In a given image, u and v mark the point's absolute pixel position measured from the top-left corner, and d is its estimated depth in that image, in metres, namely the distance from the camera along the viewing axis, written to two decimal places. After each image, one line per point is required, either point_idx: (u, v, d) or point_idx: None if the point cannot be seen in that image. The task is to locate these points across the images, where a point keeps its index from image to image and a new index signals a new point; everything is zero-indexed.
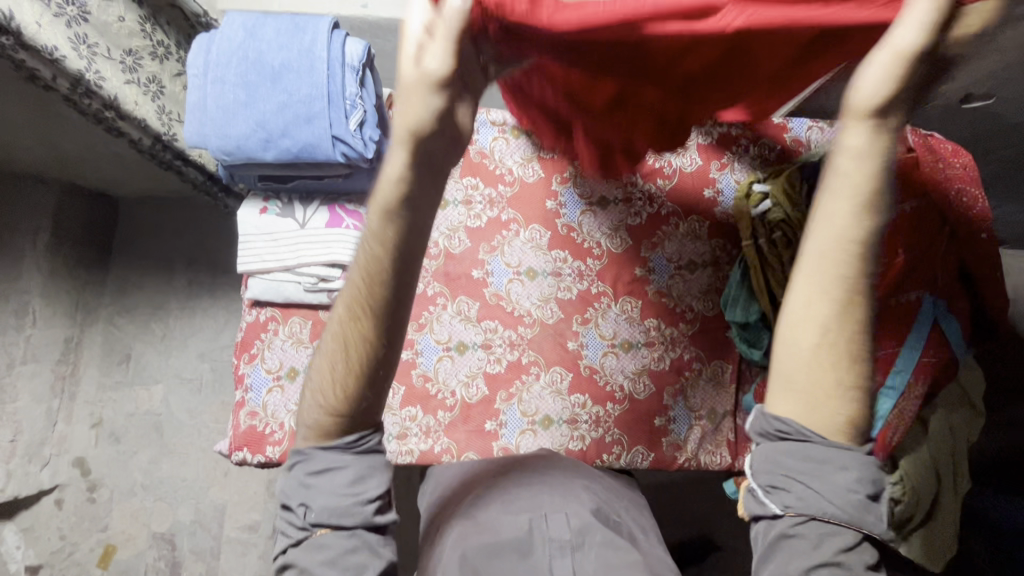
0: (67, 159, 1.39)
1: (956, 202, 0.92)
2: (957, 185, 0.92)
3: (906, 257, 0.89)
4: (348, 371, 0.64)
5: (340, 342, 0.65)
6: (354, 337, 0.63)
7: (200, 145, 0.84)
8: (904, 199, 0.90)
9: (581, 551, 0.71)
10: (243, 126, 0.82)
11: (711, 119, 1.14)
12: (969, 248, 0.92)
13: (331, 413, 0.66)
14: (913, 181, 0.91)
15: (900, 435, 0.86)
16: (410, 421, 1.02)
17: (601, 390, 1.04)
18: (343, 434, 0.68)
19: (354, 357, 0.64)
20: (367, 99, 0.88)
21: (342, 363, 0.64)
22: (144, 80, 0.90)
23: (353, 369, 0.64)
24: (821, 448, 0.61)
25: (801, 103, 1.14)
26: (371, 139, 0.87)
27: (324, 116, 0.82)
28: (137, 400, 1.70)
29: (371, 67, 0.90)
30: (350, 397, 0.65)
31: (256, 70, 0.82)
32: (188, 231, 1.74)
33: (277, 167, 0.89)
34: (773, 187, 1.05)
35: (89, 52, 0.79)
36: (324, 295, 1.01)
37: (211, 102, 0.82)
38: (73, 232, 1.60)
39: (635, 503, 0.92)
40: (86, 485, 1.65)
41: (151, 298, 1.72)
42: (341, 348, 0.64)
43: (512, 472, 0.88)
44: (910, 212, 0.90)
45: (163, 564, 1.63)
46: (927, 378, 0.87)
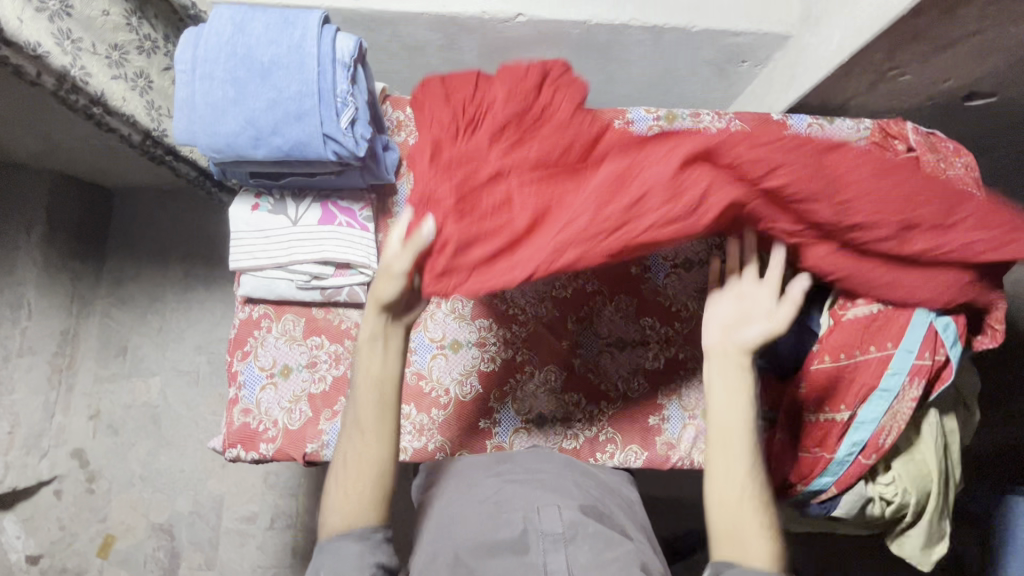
0: (59, 151, 1.37)
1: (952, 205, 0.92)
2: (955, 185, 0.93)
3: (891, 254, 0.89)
4: (366, 489, 0.73)
5: (345, 457, 0.75)
6: (369, 460, 0.74)
7: (188, 142, 0.83)
8: None
9: (574, 544, 0.70)
10: (233, 124, 0.81)
11: (710, 115, 1.12)
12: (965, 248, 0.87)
13: (348, 509, 0.73)
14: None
15: (893, 436, 0.89)
16: (404, 419, 1.02)
17: (595, 389, 1.04)
18: (351, 525, 0.73)
19: (367, 483, 0.74)
20: (359, 96, 0.86)
21: (368, 491, 0.74)
22: (131, 74, 0.89)
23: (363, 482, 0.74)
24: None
25: (801, 100, 1.13)
26: (363, 136, 0.85)
27: (315, 114, 0.81)
28: (134, 392, 1.70)
29: (363, 62, 0.89)
30: (364, 497, 0.73)
31: (246, 65, 0.81)
32: (183, 224, 1.73)
33: (269, 165, 0.88)
34: None
35: (73, 48, 0.78)
36: (318, 292, 1.01)
37: (200, 99, 0.81)
38: (68, 224, 1.59)
39: (628, 501, 0.92)
40: (84, 476, 1.66)
41: (147, 290, 1.72)
42: (357, 475, 0.73)
43: (506, 471, 0.88)
44: None
45: (161, 555, 1.65)
46: (923, 380, 0.87)
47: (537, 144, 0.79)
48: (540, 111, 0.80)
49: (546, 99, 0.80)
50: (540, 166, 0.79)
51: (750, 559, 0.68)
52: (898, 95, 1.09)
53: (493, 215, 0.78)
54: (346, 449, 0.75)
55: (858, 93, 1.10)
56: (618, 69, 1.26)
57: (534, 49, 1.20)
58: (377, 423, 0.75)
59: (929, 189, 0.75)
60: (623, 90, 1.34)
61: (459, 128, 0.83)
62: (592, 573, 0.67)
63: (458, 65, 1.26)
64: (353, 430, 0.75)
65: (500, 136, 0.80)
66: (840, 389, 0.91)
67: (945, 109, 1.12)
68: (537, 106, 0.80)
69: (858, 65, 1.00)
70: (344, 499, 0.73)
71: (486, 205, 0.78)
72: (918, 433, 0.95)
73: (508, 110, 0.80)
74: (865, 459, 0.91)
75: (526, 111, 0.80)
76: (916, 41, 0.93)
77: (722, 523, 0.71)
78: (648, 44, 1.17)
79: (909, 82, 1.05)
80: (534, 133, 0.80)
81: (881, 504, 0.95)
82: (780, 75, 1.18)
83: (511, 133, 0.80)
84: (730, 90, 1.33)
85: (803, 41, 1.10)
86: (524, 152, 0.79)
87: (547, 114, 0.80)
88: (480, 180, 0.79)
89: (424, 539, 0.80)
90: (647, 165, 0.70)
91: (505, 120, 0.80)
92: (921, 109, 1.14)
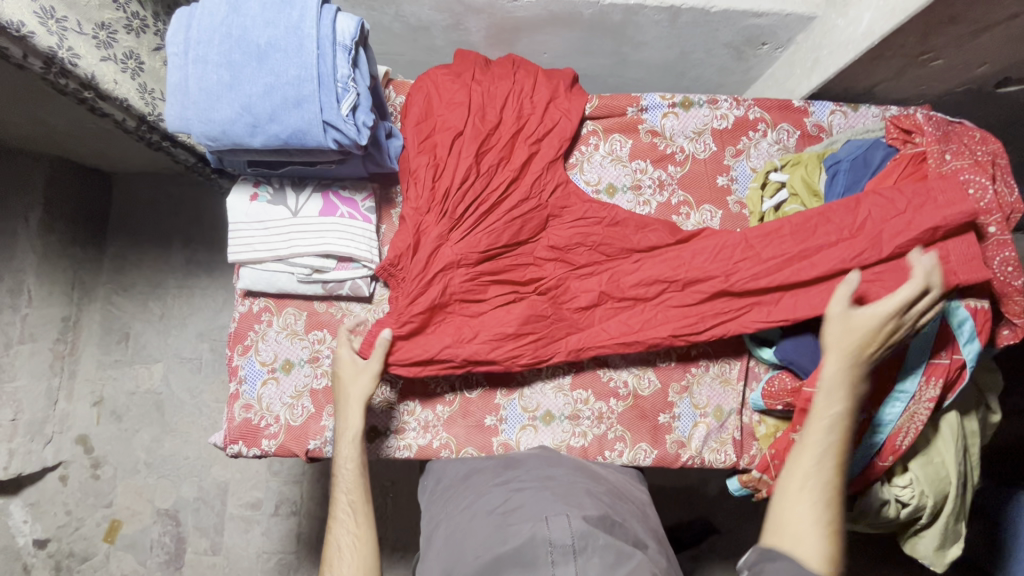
0: (54, 135, 1.33)
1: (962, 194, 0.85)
2: (966, 174, 0.86)
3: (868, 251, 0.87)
4: (366, 547, 0.84)
5: (337, 547, 0.84)
6: (365, 523, 0.85)
7: (183, 130, 0.79)
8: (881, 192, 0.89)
9: (584, 556, 0.68)
10: (228, 110, 0.77)
11: (728, 101, 1.07)
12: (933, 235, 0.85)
13: None
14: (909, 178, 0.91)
15: (911, 438, 0.86)
16: (409, 415, 1.00)
17: (604, 386, 1.01)
18: None
19: (365, 550, 0.83)
20: (360, 82, 0.82)
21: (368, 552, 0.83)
22: (121, 55, 0.84)
23: (360, 546, 0.84)
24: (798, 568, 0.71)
25: (824, 85, 1.07)
26: (364, 124, 0.81)
27: (314, 100, 0.76)
28: (137, 379, 1.68)
29: (364, 44, 0.84)
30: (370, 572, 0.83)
31: (241, 48, 0.76)
32: (184, 210, 1.69)
33: (267, 154, 0.84)
34: (790, 178, 1.01)
35: (58, 27, 0.74)
36: (319, 285, 0.98)
37: (193, 83, 0.77)
38: (66, 209, 1.55)
39: (640, 504, 0.90)
40: (89, 462, 1.65)
41: (148, 277, 1.69)
42: (360, 531, 0.85)
43: (514, 479, 0.86)
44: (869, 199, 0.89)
45: (168, 540, 1.65)
46: (940, 380, 0.84)
47: (498, 221, 0.97)
48: (511, 179, 0.98)
49: (508, 176, 0.98)
50: (487, 253, 0.96)
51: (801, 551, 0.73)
52: (926, 80, 1.04)
53: (448, 292, 0.95)
54: (337, 532, 0.85)
55: (885, 78, 1.04)
56: (632, 51, 1.20)
57: (544, 29, 1.14)
58: (365, 505, 0.87)
59: (818, 214, 0.91)
60: (636, 73, 1.29)
61: (428, 201, 0.96)
62: None
63: (464, 46, 1.21)
64: (338, 517, 0.86)
65: (462, 212, 0.96)
66: None
67: (974, 95, 1.07)
68: (509, 170, 0.98)
69: (889, 48, 0.94)
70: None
71: (439, 284, 0.95)
72: (936, 433, 0.92)
73: (480, 178, 0.97)
74: (882, 461, 0.88)
75: (493, 179, 0.98)
76: (953, 23, 0.87)
77: (780, 518, 0.76)
78: (665, 25, 1.11)
79: (940, 67, 0.99)
80: (490, 213, 0.97)
81: (897, 506, 0.92)
82: (802, 58, 1.12)
83: (466, 216, 0.96)
84: (748, 73, 1.27)
85: (829, 22, 1.04)
86: (476, 232, 0.97)
87: (513, 188, 0.99)
88: (445, 262, 0.95)
89: (437, 552, 0.80)
90: (564, 224, 1.00)
91: (462, 200, 0.96)
92: (949, 95, 1.09)
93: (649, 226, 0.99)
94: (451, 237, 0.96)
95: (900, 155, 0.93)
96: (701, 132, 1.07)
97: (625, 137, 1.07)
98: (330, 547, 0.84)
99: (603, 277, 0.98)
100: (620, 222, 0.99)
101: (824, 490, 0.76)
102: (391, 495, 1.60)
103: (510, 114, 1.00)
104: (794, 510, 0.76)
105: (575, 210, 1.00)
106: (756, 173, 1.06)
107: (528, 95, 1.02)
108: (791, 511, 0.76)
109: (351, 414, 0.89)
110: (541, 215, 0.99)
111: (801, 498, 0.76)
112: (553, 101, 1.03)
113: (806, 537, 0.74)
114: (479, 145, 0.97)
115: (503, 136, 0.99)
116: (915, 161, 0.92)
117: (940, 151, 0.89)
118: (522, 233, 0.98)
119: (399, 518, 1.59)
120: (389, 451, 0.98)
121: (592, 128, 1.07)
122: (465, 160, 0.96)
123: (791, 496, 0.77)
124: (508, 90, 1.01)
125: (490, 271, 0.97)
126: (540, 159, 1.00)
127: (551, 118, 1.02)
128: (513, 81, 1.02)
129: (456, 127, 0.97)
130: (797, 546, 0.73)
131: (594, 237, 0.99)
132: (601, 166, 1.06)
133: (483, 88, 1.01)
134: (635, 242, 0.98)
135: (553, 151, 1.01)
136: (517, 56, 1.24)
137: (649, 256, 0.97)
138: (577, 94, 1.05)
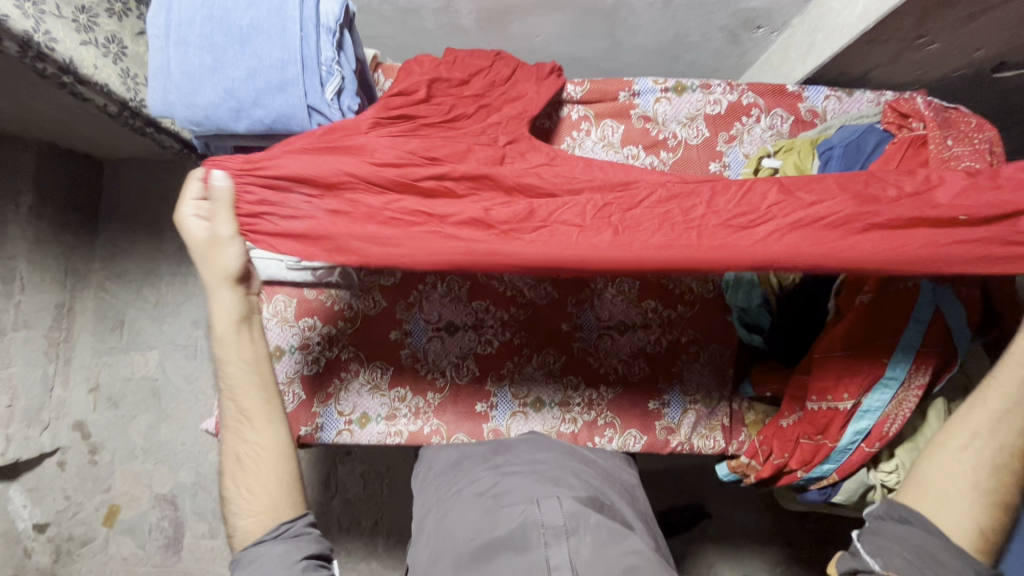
0: (41, 120, 1.32)
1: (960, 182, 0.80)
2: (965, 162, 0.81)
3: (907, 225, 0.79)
4: (277, 450, 0.74)
5: (235, 457, 0.73)
6: (271, 426, 0.75)
7: (166, 115, 0.78)
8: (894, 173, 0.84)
9: (576, 536, 0.69)
10: (212, 94, 0.76)
11: (722, 86, 1.06)
12: None
13: (259, 498, 0.72)
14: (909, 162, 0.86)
15: (899, 425, 0.86)
16: (399, 402, 1.00)
17: (594, 373, 1.02)
18: (267, 528, 0.71)
19: (274, 453, 0.74)
20: (345, 65, 0.81)
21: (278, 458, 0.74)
22: (103, 40, 0.83)
23: (268, 451, 0.73)
24: (927, 530, 0.65)
25: (819, 70, 1.06)
26: (349, 108, 0.80)
27: (298, 84, 0.75)
28: (132, 365, 1.68)
29: (350, 27, 0.83)
30: (284, 481, 0.73)
31: (223, 30, 0.75)
32: (175, 196, 1.68)
33: (251, 138, 0.83)
34: (783, 164, 1.00)
35: (36, 11, 0.73)
36: (308, 272, 0.97)
37: (175, 67, 0.76)
38: (56, 196, 1.54)
39: (628, 488, 0.91)
40: (87, 448, 1.66)
41: (142, 264, 1.68)
42: (264, 440, 0.74)
43: (504, 463, 0.87)
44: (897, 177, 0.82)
45: (166, 524, 1.67)
46: (930, 368, 0.84)
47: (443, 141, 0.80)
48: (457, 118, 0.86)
49: (459, 112, 0.86)
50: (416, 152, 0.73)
51: (942, 517, 0.65)
52: (923, 65, 1.02)
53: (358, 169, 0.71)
54: (232, 440, 0.74)
55: (881, 63, 1.03)
56: (626, 34, 1.19)
57: (535, 12, 1.13)
58: (264, 404, 0.75)
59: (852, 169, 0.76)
60: (629, 57, 1.27)
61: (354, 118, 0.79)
62: (595, 566, 0.66)
63: (455, 29, 1.19)
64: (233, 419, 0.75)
65: (396, 125, 0.79)
66: (845, 378, 0.87)
67: (971, 80, 1.05)
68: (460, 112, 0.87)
69: (884, 32, 0.92)
70: (255, 488, 0.72)
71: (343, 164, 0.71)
72: (924, 420, 0.91)
73: (425, 113, 0.85)
74: (869, 447, 0.88)
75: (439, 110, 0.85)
76: (949, 6, 0.85)
77: (929, 478, 0.68)
78: (658, 8, 1.09)
79: (937, 51, 0.98)
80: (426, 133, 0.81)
81: (883, 491, 0.93)
82: (798, 42, 1.11)
83: (397, 122, 0.80)
84: (743, 58, 1.26)
85: (825, 5, 1.02)
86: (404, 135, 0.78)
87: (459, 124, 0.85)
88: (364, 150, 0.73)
89: (428, 537, 0.80)
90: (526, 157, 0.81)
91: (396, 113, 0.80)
92: (945, 80, 1.07)
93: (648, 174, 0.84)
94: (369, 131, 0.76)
95: (898, 138, 0.90)
96: (693, 118, 1.06)
97: (617, 123, 1.06)
98: (228, 459, 0.73)
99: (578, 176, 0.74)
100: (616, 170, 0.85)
101: (995, 456, 0.65)
102: (387, 480, 1.62)
103: (478, 81, 0.91)
104: (951, 472, 0.66)
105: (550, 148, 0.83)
106: (749, 159, 1.05)
107: (503, 73, 0.94)
108: (945, 470, 0.67)
109: (223, 302, 0.74)
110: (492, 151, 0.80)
111: (963, 457, 0.66)
112: (522, 81, 0.95)
113: (959, 500, 0.65)
114: (434, 83, 0.87)
115: (465, 92, 0.89)
116: (913, 144, 0.87)
117: (941, 136, 0.85)
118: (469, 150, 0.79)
119: (395, 502, 1.61)
120: (380, 437, 0.99)
121: (584, 113, 1.06)
122: (412, 87, 0.84)
123: (953, 458, 0.67)
124: (480, 67, 0.93)
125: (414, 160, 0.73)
126: (494, 112, 0.89)
127: (518, 90, 0.93)
128: (490, 62, 0.95)
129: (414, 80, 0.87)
130: (939, 510, 0.65)
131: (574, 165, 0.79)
132: (593, 152, 1.05)
133: (457, 61, 0.93)
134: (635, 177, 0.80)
135: (514, 113, 0.89)
136: (509, 40, 1.23)
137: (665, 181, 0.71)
138: (552, 81, 0.99)
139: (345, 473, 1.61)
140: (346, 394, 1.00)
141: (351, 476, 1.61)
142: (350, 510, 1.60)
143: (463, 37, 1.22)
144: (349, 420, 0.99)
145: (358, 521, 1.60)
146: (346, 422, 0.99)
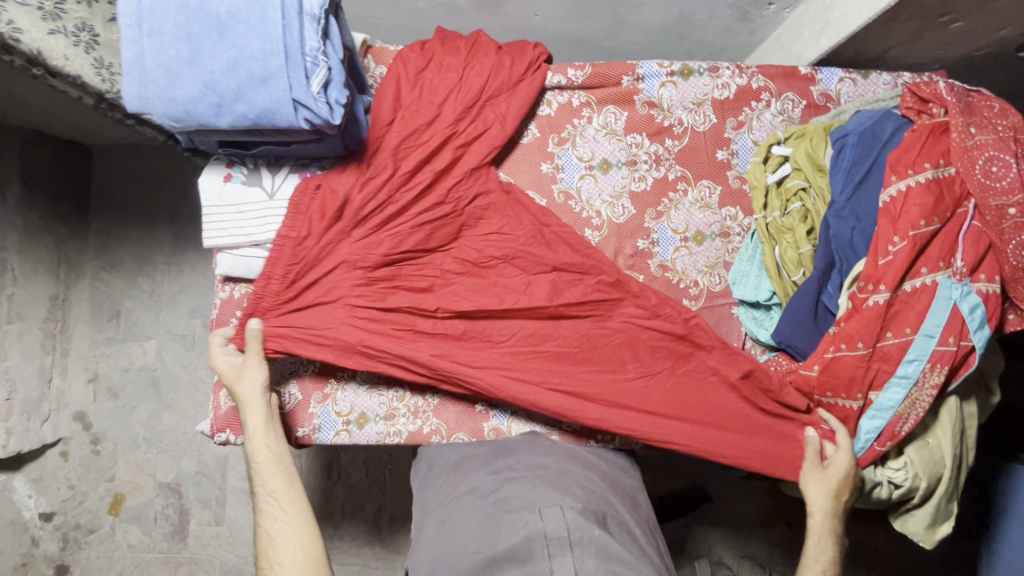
0: (23, 108, 1.27)
1: (981, 171, 0.80)
2: (988, 150, 0.80)
3: (923, 231, 0.81)
4: (303, 521, 0.80)
5: (268, 532, 0.79)
6: (297, 503, 0.81)
7: (143, 110, 0.74)
8: (915, 172, 0.83)
9: (580, 547, 0.68)
10: (191, 89, 0.71)
11: (731, 69, 1.00)
12: (994, 226, 0.80)
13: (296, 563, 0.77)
14: (932, 149, 0.84)
15: (911, 424, 0.84)
16: (398, 401, 0.98)
17: None
18: None
19: (300, 520, 0.80)
20: (331, 55, 0.76)
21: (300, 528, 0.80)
22: (71, 28, 0.77)
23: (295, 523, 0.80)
24: None
25: (833, 50, 1.01)
26: (337, 101, 0.76)
27: (282, 76, 0.70)
28: (130, 356, 1.66)
29: (335, 11, 0.78)
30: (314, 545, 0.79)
31: (199, 19, 0.70)
32: (165, 183, 1.63)
33: (238, 134, 0.78)
34: (794, 152, 0.96)
35: None
36: None
37: (150, 58, 0.71)
38: (44, 185, 1.50)
39: (631, 494, 0.89)
40: (89, 438, 1.65)
41: (135, 253, 1.65)
42: (292, 516, 0.80)
43: (505, 468, 0.85)
44: (926, 182, 0.81)
45: (171, 511, 1.67)
46: (945, 367, 0.81)
47: (416, 227, 0.94)
48: (428, 182, 0.94)
49: (423, 178, 0.93)
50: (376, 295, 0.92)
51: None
52: (944, 45, 0.97)
53: (333, 292, 0.92)
54: (266, 519, 0.80)
55: (900, 42, 0.98)
56: (629, 12, 1.13)
57: None
58: (289, 486, 0.82)
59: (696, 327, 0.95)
60: (633, 37, 1.21)
61: (337, 204, 0.91)
62: None
63: (449, 9, 1.13)
64: (266, 501, 0.81)
65: (370, 219, 0.93)
66: (859, 379, 0.85)
67: (993, 61, 1.00)
68: (428, 172, 0.94)
69: (905, 11, 0.87)
70: (289, 558, 0.77)
71: (315, 305, 0.91)
72: (935, 420, 0.90)
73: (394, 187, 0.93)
74: (879, 446, 0.85)
75: (410, 186, 0.94)
76: None
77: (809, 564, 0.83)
78: None
79: (960, 30, 0.92)
80: (399, 216, 0.94)
81: (889, 488, 0.90)
82: (811, 20, 1.05)
83: (371, 215, 0.93)
84: (753, 36, 1.20)
85: None
86: (379, 234, 0.93)
87: (430, 193, 0.94)
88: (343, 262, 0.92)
89: (429, 540, 0.80)
90: (479, 241, 0.97)
91: (367, 203, 0.92)
92: (966, 61, 1.02)
93: (633, 308, 0.95)
94: (342, 237, 0.92)
95: (918, 125, 0.87)
96: (701, 103, 1.01)
97: (620, 109, 1.01)
98: (265, 540, 0.79)
99: (496, 299, 0.94)
100: (588, 308, 0.95)
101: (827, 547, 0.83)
102: (390, 467, 1.62)
103: (449, 110, 0.94)
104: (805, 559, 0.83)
105: (541, 283, 0.95)
106: (758, 146, 1.01)
107: (472, 72, 0.96)
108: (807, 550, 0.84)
109: (253, 404, 0.86)
110: (456, 223, 0.96)
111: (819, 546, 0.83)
112: (492, 99, 0.96)
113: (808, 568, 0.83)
114: (402, 141, 0.93)
115: (434, 134, 0.94)
116: (935, 130, 0.85)
117: (965, 122, 0.83)
118: (434, 238, 0.95)
119: (396, 488, 1.61)
120: (379, 437, 0.97)
121: (585, 99, 1.01)
122: (380, 167, 0.92)
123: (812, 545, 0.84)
124: (450, 85, 0.95)
125: (387, 283, 0.94)
126: (462, 163, 0.96)
127: (483, 120, 0.96)
128: (460, 75, 0.96)
129: (377, 140, 0.93)
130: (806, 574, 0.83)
131: (514, 337, 0.93)
132: (595, 140, 1.01)
133: (423, 85, 0.95)
134: (570, 357, 0.93)
135: (479, 156, 0.96)
136: (507, 20, 1.17)
137: (571, 401, 0.90)
138: (521, 90, 0.97)
139: (348, 461, 1.61)
140: (343, 394, 0.98)
141: (353, 463, 1.61)
142: (353, 496, 1.61)
143: (458, 17, 1.16)
144: (347, 420, 0.97)
145: (362, 507, 1.60)
146: (344, 423, 0.97)
